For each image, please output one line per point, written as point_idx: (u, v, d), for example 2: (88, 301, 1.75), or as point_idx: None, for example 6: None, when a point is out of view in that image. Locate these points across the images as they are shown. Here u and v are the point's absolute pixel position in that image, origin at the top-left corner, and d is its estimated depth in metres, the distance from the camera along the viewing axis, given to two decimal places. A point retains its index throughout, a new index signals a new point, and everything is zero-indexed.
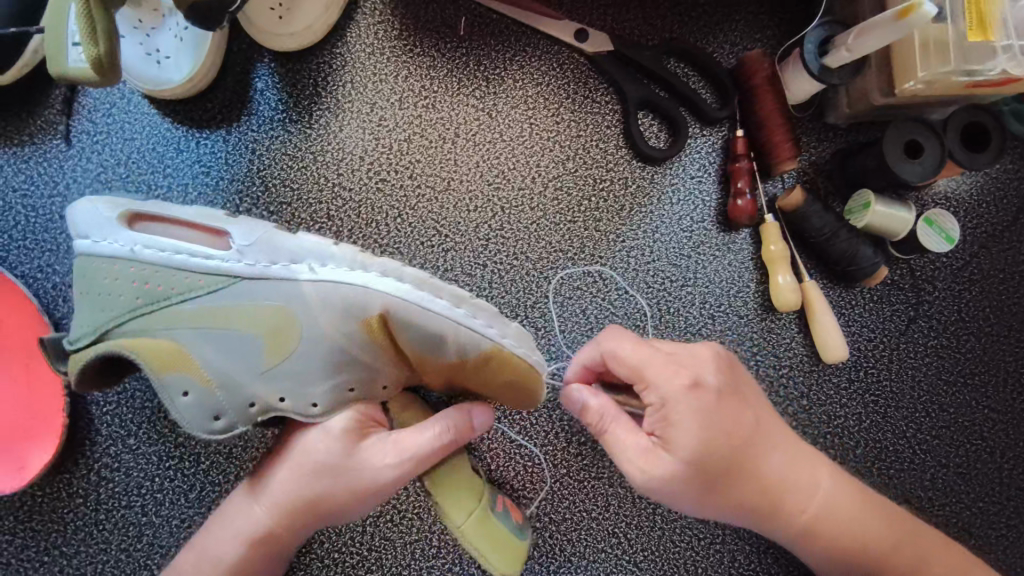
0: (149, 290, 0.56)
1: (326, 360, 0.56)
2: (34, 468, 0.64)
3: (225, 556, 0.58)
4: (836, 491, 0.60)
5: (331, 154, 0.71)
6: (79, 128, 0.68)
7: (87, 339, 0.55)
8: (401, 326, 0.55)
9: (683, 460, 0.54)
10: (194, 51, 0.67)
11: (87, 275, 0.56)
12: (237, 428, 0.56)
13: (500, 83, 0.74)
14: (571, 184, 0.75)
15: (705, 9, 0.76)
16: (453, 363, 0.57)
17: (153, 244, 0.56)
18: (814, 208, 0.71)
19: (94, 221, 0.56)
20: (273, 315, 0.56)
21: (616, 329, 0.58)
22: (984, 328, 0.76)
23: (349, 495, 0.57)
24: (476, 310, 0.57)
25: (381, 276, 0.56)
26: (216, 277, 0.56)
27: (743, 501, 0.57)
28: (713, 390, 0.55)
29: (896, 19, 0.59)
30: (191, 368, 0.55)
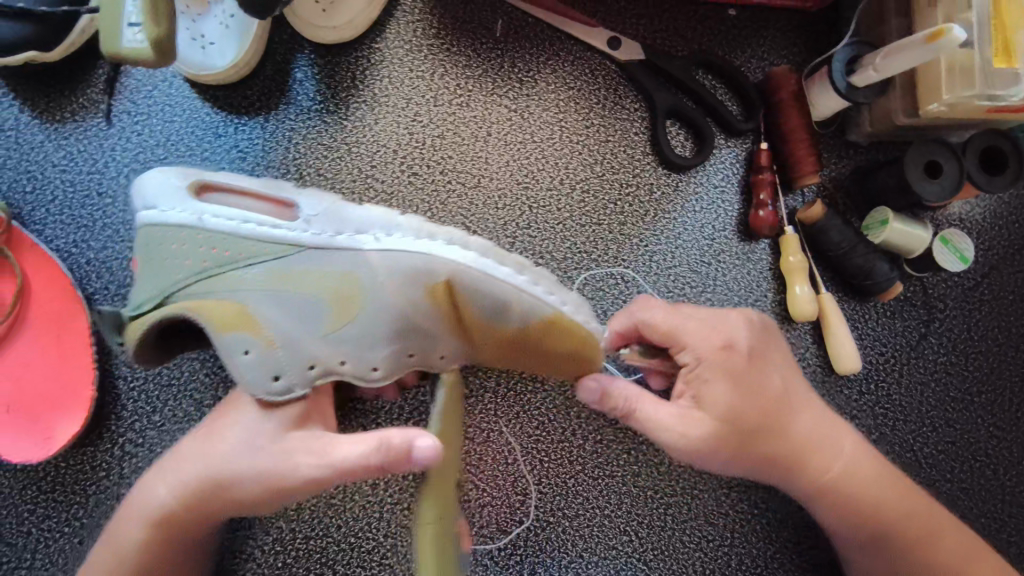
0: (216, 256, 0.58)
1: (388, 325, 0.57)
2: (61, 439, 0.65)
3: (132, 534, 0.57)
4: (859, 456, 0.62)
5: (365, 145, 0.73)
6: (120, 107, 0.70)
7: (152, 302, 0.57)
8: (465, 292, 0.57)
9: (718, 419, 0.56)
10: (239, 38, 0.69)
11: (154, 243, 0.58)
12: (294, 392, 0.57)
13: (533, 86, 0.76)
14: (598, 187, 0.76)
15: (734, 24, 0.78)
16: (513, 330, 0.58)
17: (222, 214, 0.59)
18: (833, 222, 0.73)
19: (166, 191, 0.59)
20: (338, 281, 0.58)
21: (644, 298, 0.61)
22: (993, 347, 0.78)
23: (255, 490, 0.54)
24: (537, 278, 0.59)
25: (447, 245, 0.58)
26: (281, 245, 0.58)
27: (772, 459, 0.59)
28: (745, 350, 0.58)
29: (926, 42, 0.60)
30: (255, 328, 0.56)
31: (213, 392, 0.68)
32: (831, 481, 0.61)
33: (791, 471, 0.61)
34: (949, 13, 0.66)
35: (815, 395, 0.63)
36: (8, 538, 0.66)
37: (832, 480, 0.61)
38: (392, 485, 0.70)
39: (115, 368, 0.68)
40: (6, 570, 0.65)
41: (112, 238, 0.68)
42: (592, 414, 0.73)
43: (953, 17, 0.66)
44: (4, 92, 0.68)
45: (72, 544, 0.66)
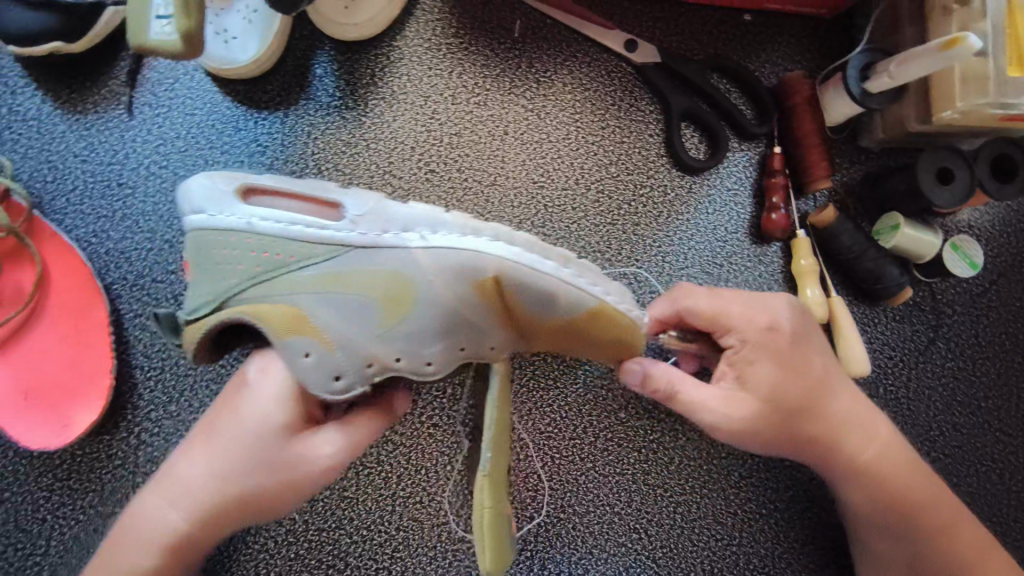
0: (269, 260, 0.57)
1: (440, 322, 0.58)
2: (79, 426, 0.65)
3: (140, 564, 0.55)
4: (892, 440, 0.66)
5: (383, 142, 0.73)
6: (142, 99, 0.70)
7: (209, 307, 0.57)
8: (514, 287, 0.58)
9: (761, 399, 0.59)
10: (261, 34, 0.69)
11: (204, 248, 0.57)
12: (355, 389, 0.57)
13: (550, 86, 0.77)
14: (612, 187, 0.77)
15: (749, 29, 0.79)
16: (560, 320, 0.59)
17: (269, 217, 0.58)
18: (845, 226, 0.74)
19: (211, 195, 0.58)
20: (389, 280, 0.58)
21: (685, 285, 0.64)
22: (1000, 353, 0.79)
23: (283, 497, 0.57)
24: (582, 270, 0.59)
25: (493, 241, 0.58)
26: (332, 247, 0.58)
27: (813, 440, 0.63)
28: (788, 331, 0.61)
29: (941, 50, 0.61)
30: (313, 331, 0.56)
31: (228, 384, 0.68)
32: (866, 465, 0.64)
33: (828, 454, 0.64)
34: (963, 22, 0.67)
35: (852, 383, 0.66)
36: (23, 525, 0.66)
37: (867, 463, 0.65)
38: (404, 479, 0.70)
39: (132, 357, 0.68)
40: (21, 557, 0.66)
41: (131, 229, 0.69)
42: (603, 413, 0.73)
43: (967, 26, 0.66)
44: (26, 82, 0.69)
45: (86, 532, 0.66)
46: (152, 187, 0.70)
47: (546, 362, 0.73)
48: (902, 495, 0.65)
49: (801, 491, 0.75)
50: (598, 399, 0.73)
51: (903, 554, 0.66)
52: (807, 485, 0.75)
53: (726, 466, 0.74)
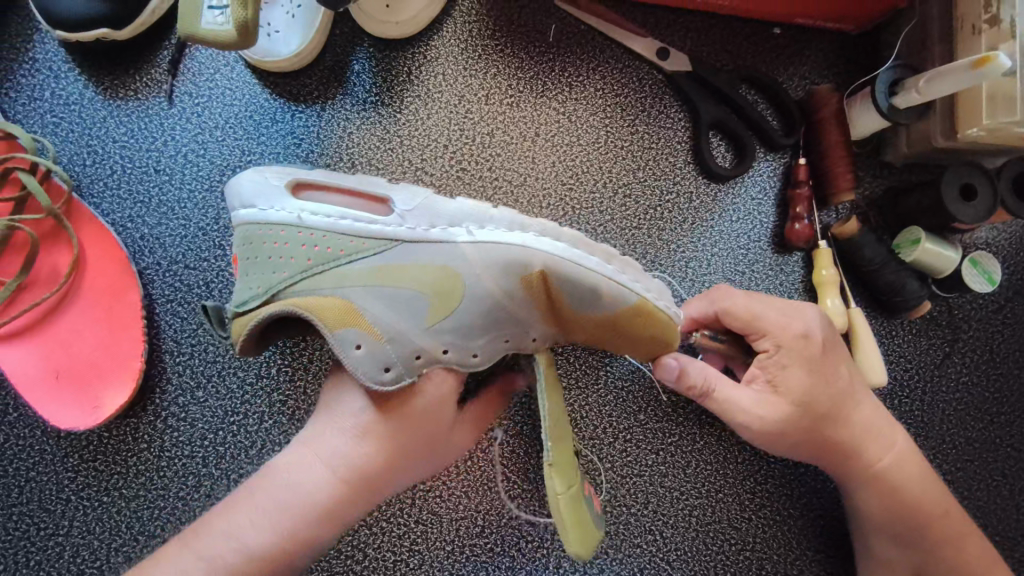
0: (319, 253, 0.59)
1: (487, 314, 0.59)
2: (109, 408, 0.66)
3: (299, 526, 0.56)
4: (908, 451, 0.67)
5: (416, 139, 0.75)
6: (182, 89, 0.71)
7: (259, 299, 0.59)
8: (560, 281, 0.59)
9: (792, 402, 0.62)
10: (304, 29, 0.71)
11: (257, 241, 0.60)
12: (404, 380, 0.58)
13: (582, 90, 0.78)
14: (639, 192, 0.78)
15: (778, 42, 0.80)
16: (603, 316, 0.60)
17: (319, 212, 0.61)
18: (867, 238, 0.75)
19: (264, 191, 0.61)
20: (436, 274, 0.59)
21: (725, 287, 0.67)
22: (1013, 370, 0.80)
23: (425, 470, 0.62)
24: (623, 267, 0.61)
25: (539, 237, 0.60)
26: (380, 241, 0.60)
27: (832, 444, 0.64)
28: (820, 340, 0.63)
29: (972, 68, 0.62)
30: (364, 323, 0.57)
31: (256, 371, 0.69)
32: (882, 473, 0.65)
33: (846, 459, 0.65)
34: (993, 42, 0.68)
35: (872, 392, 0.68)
36: (47, 504, 0.67)
37: (885, 472, 0.66)
38: None
39: (162, 342, 0.69)
40: (43, 536, 0.66)
41: (167, 215, 0.70)
42: (623, 414, 0.74)
43: (996, 45, 0.68)
44: (71, 66, 0.70)
45: (108, 514, 0.67)
46: (189, 175, 0.71)
47: (568, 360, 0.74)
48: (917, 505, 0.66)
49: (814, 499, 0.76)
50: (619, 401, 0.74)
51: (916, 565, 0.67)
52: (821, 493, 0.76)
53: (743, 471, 0.75)
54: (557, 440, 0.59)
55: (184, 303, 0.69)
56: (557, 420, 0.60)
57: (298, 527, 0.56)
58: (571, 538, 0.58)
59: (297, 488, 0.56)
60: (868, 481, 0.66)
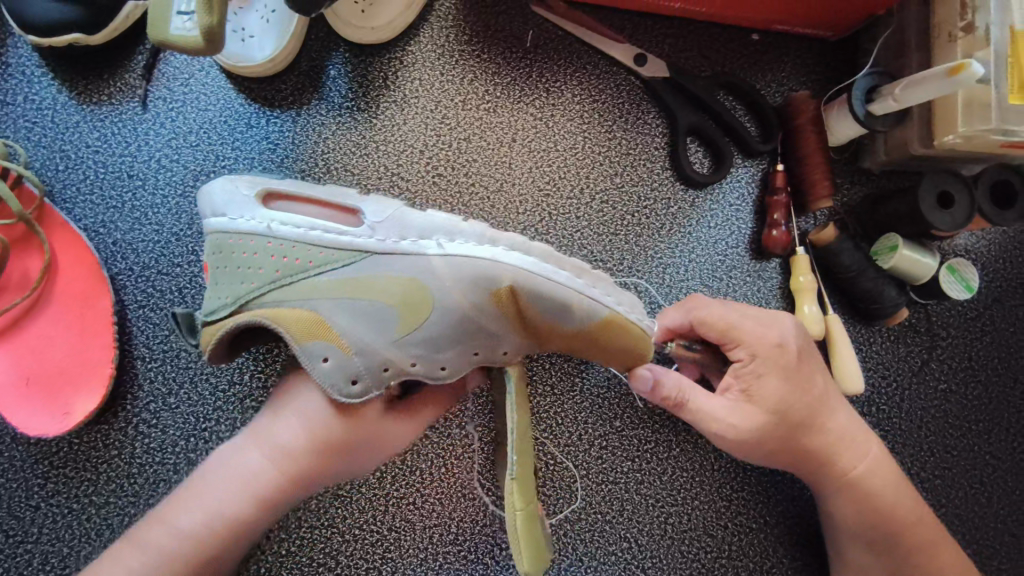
0: (288, 264, 0.59)
1: (456, 327, 0.59)
2: (78, 414, 0.66)
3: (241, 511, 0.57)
4: (882, 458, 0.67)
5: (392, 144, 0.74)
6: (156, 94, 0.71)
7: (227, 309, 0.58)
8: (529, 295, 0.58)
9: (767, 411, 0.62)
10: (278, 35, 0.70)
11: (226, 251, 0.59)
12: (371, 392, 0.59)
13: (559, 96, 0.78)
14: (616, 198, 0.78)
15: (756, 48, 0.80)
16: (574, 329, 0.60)
17: (289, 223, 0.60)
18: (845, 245, 0.74)
19: (234, 199, 0.60)
20: (405, 286, 0.59)
21: (702, 297, 0.67)
22: (992, 377, 0.80)
23: (371, 461, 0.63)
24: (594, 281, 0.61)
25: (509, 250, 0.59)
26: (350, 252, 0.59)
27: (806, 452, 0.64)
28: (796, 349, 0.63)
29: (948, 75, 0.62)
30: (331, 335, 0.57)
31: (228, 378, 0.69)
32: (855, 481, 0.65)
33: (820, 467, 0.65)
34: (968, 49, 0.68)
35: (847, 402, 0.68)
36: (16, 512, 0.66)
37: (858, 480, 0.65)
38: (398, 479, 0.71)
39: (134, 348, 0.69)
40: (12, 544, 0.66)
41: (140, 220, 0.70)
42: (599, 421, 0.74)
43: (972, 53, 0.67)
44: (44, 71, 0.70)
45: (78, 521, 0.67)
46: (162, 181, 0.70)
47: (544, 367, 0.74)
48: (891, 513, 0.66)
49: (791, 507, 0.76)
50: (595, 407, 0.74)
51: None
52: (797, 501, 0.76)
53: (718, 479, 0.75)
54: (521, 453, 0.59)
55: (156, 309, 0.69)
56: (524, 434, 0.60)
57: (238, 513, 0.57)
58: (524, 559, 0.58)
59: (238, 475, 0.58)
60: (842, 489, 0.66)
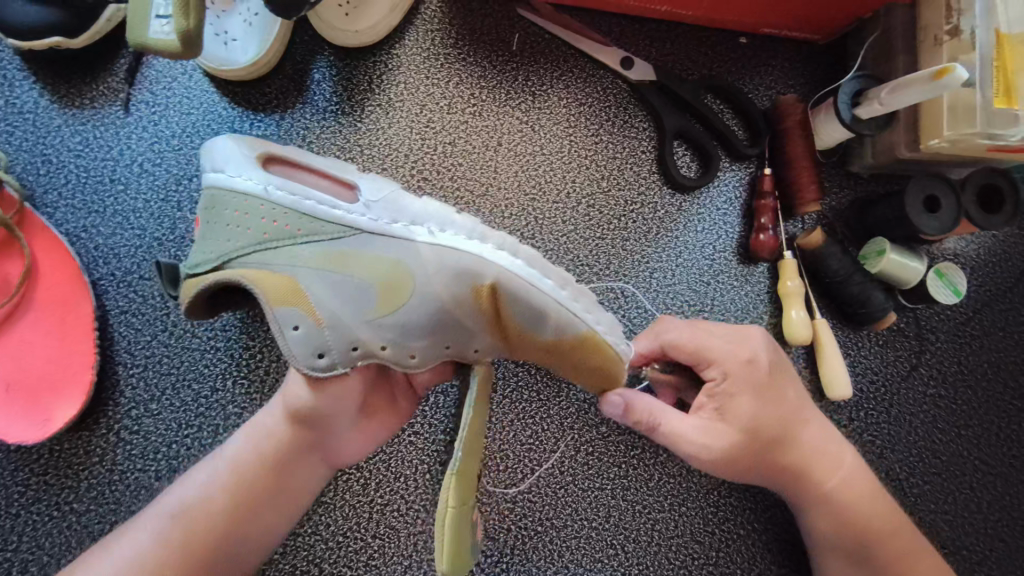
0: (277, 229, 0.58)
1: (432, 317, 0.59)
2: (59, 421, 0.65)
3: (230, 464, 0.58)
4: (859, 464, 0.67)
5: (377, 148, 0.74)
6: (139, 97, 0.71)
7: (209, 265, 0.57)
8: (510, 298, 0.58)
9: (739, 431, 0.61)
10: (261, 38, 0.70)
11: (217, 207, 0.59)
12: (337, 368, 0.59)
13: (546, 100, 0.77)
14: (603, 202, 0.77)
15: (744, 52, 0.80)
16: (549, 338, 0.60)
17: (285, 188, 0.59)
18: (833, 250, 0.74)
19: (233, 156, 0.59)
20: (390, 267, 0.58)
21: (672, 320, 0.66)
22: (981, 382, 0.79)
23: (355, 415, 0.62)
24: (578, 294, 0.60)
25: (497, 249, 0.59)
26: (341, 227, 0.59)
27: (784, 466, 0.63)
28: (766, 365, 0.63)
29: (932, 79, 0.61)
30: (308, 304, 0.57)
31: (211, 384, 0.69)
32: (837, 488, 0.65)
33: (801, 478, 0.65)
34: (954, 53, 0.68)
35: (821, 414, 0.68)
36: None
37: (839, 487, 0.65)
38: (382, 486, 0.70)
39: (115, 353, 0.68)
40: None
41: (122, 225, 0.69)
42: (585, 426, 0.73)
43: (958, 56, 0.67)
44: (26, 75, 0.69)
45: (59, 529, 0.66)
46: (145, 185, 0.70)
47: (530, 372, 0.73)
48: (875, 520, 0.65)
49: (778, 512, 0.76)
50: (581, 412, 0.74)
51: None
52: (785, 507, 0.76)
53: (705, 485, 0.75)
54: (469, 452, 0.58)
55: (139, 314, 0.69)
56: (474, 437, 0.59)
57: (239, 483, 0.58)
58: (444, 555, 0.56)
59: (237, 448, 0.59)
60: (826, 497, 0.65)
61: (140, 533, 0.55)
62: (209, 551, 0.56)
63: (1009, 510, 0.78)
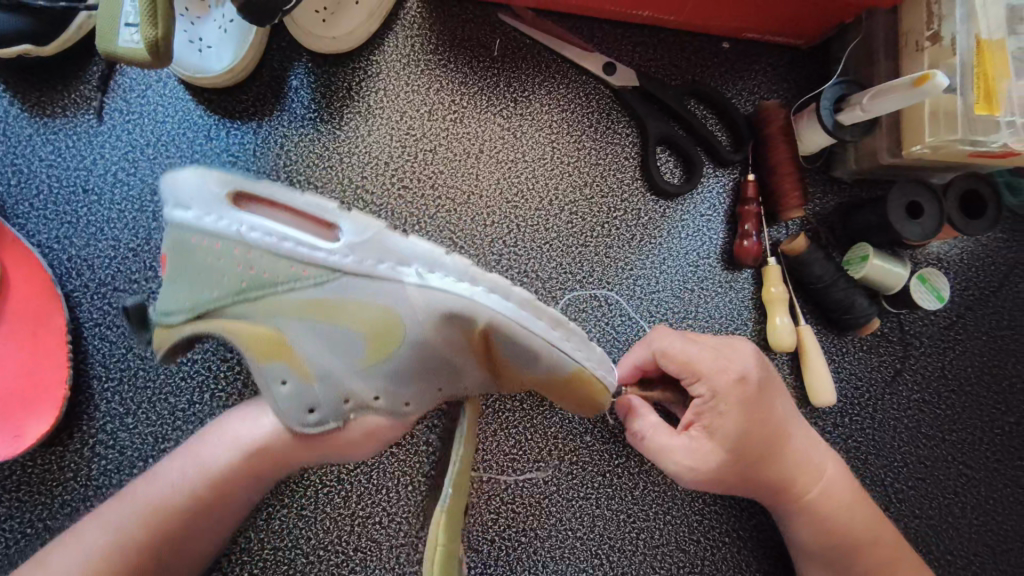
0: (253, 277, 0.56)
1: (422, 364, 0.58)
2: (31, 436, 0.64)
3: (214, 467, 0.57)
4: (839, 475, 0.66)
5: (357, 156, 0.73)
6: (112, 106, 0.69)
7: (185, 314, 0.57)
8: (501, 340, 0.58)
9: (725, 450, 0.60)
10: (237, 45, 0.69)
11: (188, 252, 0.56)
12: (328, 424, 0.58)
13: (527, 106, 0.77)
14: (586, 209, 0.77)
15: (726, 56, 0.80)
16: (539, 376, 0.60)
17: (260, 230, 0.55)
18: (817, 256, 0.73)
19: (201, 195, 0.55)
20: (378, 318, 0.57)
21: (664, 330, 0.66)
22: (965, 386, 0.79)
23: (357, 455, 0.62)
24: (570, 334, 0.60)
25: (489, 295, 0.57)
26: (322, 273, 0.56)
27: (768, 478, 0.63)
28: (756, 382, 0.61)
29: (913, 86, 0.61)
30: (293, 359, 0.57)
31: (188, 397, 0.67)
32: (817, 501, 0.65)
33: (783, 490, 0.64)
34: (935, 59, 0.67)
35: (807, 423, 0.67)
36: None
37: (820, 500, 0.65)
38: (363, 498, 0.69)
39: (89, 367, 0.67)
40: None
41: (96, 236, 0.68)
42: (569, 435, 0.73)
43: (938, 62, 0.67)
44: None
45: (32, 546, 0.65)
46: (119, 195, 0.69)
47: None
48: (858, 528, 0.65)
49: (763, 519, 0.75)
50: (565, 421, 0.73)
51: None
52: (769, 514, 0.76)
53: (691, 493, 0.74)
54: (457, 487, 0.61)
55: (113, 327, 0.68)
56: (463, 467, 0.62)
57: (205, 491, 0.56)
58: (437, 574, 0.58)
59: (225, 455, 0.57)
60: (806, 509, 0.65)
61: (97, 530, 0.53)
62: (165, 549, 0.55)
63: (994, 514, 0.78)
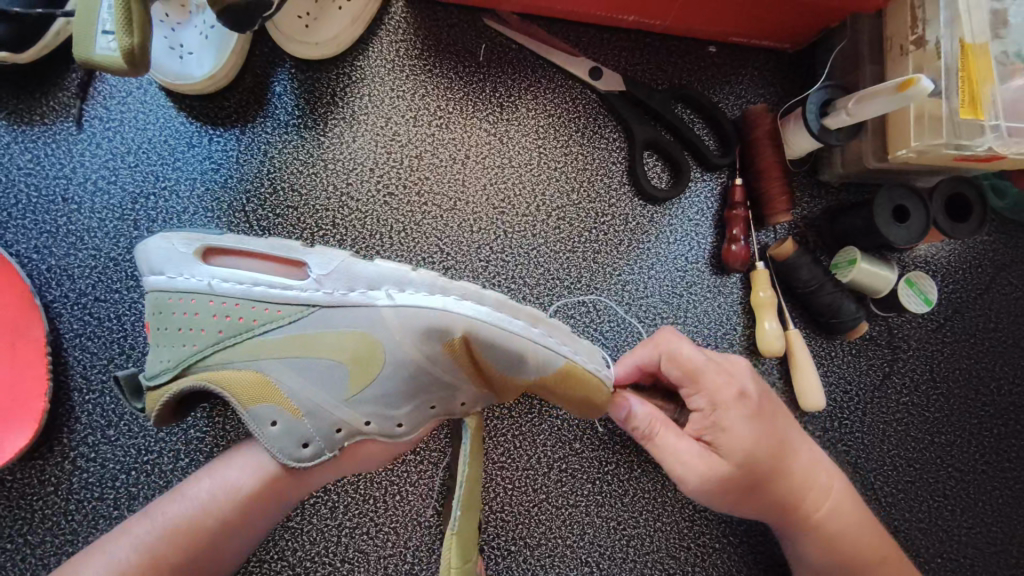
0: (231, 323, 0.57)
1: (410, 381, 0.58)
2: (9, 450, 0.63)
3: (239, 488, 0.55)
4: (845, 494, 0.66)
5: (342, 162, 0.72)
6: (92, 113, 0.68)
7: (170, 373, 0.56)
8: (482, 346, 0.58)
9: (732, 463, 0.60)
10: (218, 51, 0.68)
11: (164, 311, 0.57)
12: (324, 455, 0.57)
13: (514, 111, 0.76)
14: (574, 214, 0.76)
15: (713, 60, 0.80)
16: (529, 380, 0.60)
17: (231, 278, 0.58)
18: (804, 260, 0.73)
19: (171, 256, 0.58)
20: (356, 341, 0.58)
21: (672, 332, 0.64)
22: (953, 389, 0.80)
23: (372, 465, 0.62)
24: (551, 330, 0.60)
25: (460, 300, 0.58)
26: (295, 307, 0.58)
27: (772, 496, 0.62)
28: (756, 400, 0.61)
29: (898, 90, 0.61)
30: (280, 398, 0.56)
31: None
32: (819, 519, 0.64)
33: (786, 509, 0.64)
34: (920, 62, 0.67)
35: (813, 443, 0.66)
36: None
37: (820, 518, 0.65)
38: (351, 509, 0.69)
39: (70, 379, 0.66)
40: None
41: (75, 246, 0.67)
42: (558, 442, 0.72)
43: (923, 65, 0.67)
44: None
45: (11, 562, 0.63)
46: (99, 204, 0.68)
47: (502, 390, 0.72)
48: (847, 534, 0.65)
49: (754, 524, 0.75)
50: (554, 428, 0.73)
51: None
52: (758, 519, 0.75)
53: (681, 498, 0.74)
54: (467, 509, 0.60)
55: (93, 338, 0.66)
56: (473, 491, 0.61)
57: (222, 518, 0.54)
58: None
59: (250, 476, 0.56)
60: (797, 515, 0.64)
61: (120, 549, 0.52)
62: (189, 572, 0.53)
63: (983, 517, 0.78)
